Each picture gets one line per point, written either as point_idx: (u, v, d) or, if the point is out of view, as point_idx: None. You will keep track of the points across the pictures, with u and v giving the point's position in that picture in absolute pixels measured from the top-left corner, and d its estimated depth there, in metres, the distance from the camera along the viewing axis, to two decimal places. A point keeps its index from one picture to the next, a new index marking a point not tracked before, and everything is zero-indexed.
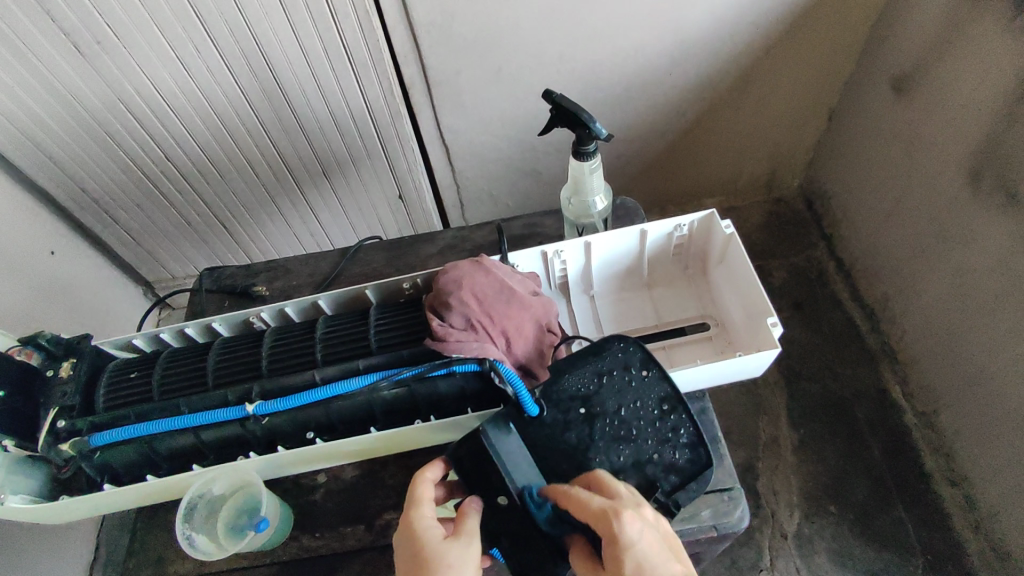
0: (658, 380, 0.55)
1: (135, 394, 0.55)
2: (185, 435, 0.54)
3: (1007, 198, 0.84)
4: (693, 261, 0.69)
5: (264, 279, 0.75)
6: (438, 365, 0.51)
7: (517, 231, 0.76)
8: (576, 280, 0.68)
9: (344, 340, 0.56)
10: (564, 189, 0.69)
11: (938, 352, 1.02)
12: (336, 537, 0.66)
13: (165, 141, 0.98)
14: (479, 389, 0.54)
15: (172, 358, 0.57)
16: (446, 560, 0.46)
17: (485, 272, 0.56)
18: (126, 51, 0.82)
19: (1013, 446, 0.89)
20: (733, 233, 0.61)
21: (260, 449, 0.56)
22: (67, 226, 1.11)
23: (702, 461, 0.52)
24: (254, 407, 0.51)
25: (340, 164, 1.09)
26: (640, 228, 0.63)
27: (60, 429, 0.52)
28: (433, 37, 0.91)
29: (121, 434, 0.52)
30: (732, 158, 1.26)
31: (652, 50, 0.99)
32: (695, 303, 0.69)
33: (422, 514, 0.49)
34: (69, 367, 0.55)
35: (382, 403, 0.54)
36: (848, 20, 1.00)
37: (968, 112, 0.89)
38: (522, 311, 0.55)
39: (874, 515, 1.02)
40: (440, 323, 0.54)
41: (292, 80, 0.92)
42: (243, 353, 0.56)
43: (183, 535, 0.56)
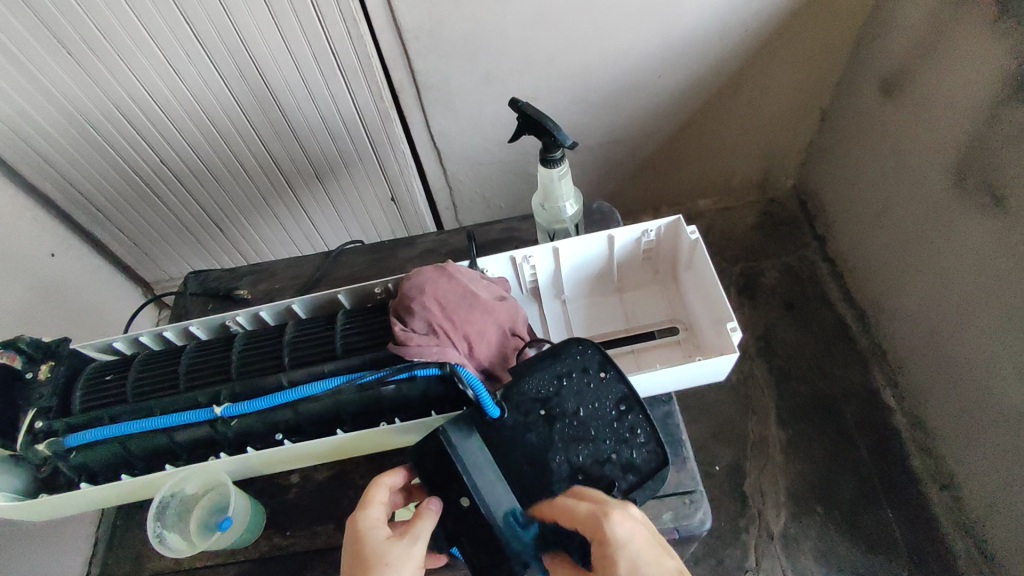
0: (616, 381, 0.56)
1: (111, 396, 0.57)
2: (156, 436, 0.55)
3: (992, 201, 0.84)
4: (663, 266, 0.69)
5: (247, 282, 0.77)
6: (400, 369, 0.52)
7: (495, 235, 0.77)
8: (547, 285, 0.69)
9: (313, 344, 0.57)
10: (535, 196, 0.69)
11: (927, 353, 1.02)
12: (308, 535, 0.64)
13: (159, 145, 0.99)
14: (442, 393, 0.56)
15: (146, 362, 0.59)
16: (387, 558, 0.47)
17: (448, 276, 0.57)
18: (118, 58, 0.84)
19: (999, 449, 0.88)
20: (698, 239, 0.61)
21: (231, 450, 0.57)
22: (67, 229, 1.13)
23: (658, 460, 0.53)
24: (221, 409, 0.53)
25: (331, 167, 1.10)
26: (607, 234, 0.64)
27: (38, 429, 0.54)
28: (420, 42, 0.92)
29: (94, 435, 0.53)
30: (724, 158, 1.26)
31: (639, 52, 0.99)
32: (665, 307, 0.70)
33: (369, 514, 0.50)
34: (48, 370, 0.57)
35: (348, 406, 0.55)
36: (837, 22, 1.00)
37: (954, 114, 0.88)
38: (484, 315, 0.57)
39: (861, 516, 1.02)
40: (403, 328, 0.55)
41: (282, 84, 0.93)
42: (215, 356, 0.58)
43: (155, 534, 0.57)
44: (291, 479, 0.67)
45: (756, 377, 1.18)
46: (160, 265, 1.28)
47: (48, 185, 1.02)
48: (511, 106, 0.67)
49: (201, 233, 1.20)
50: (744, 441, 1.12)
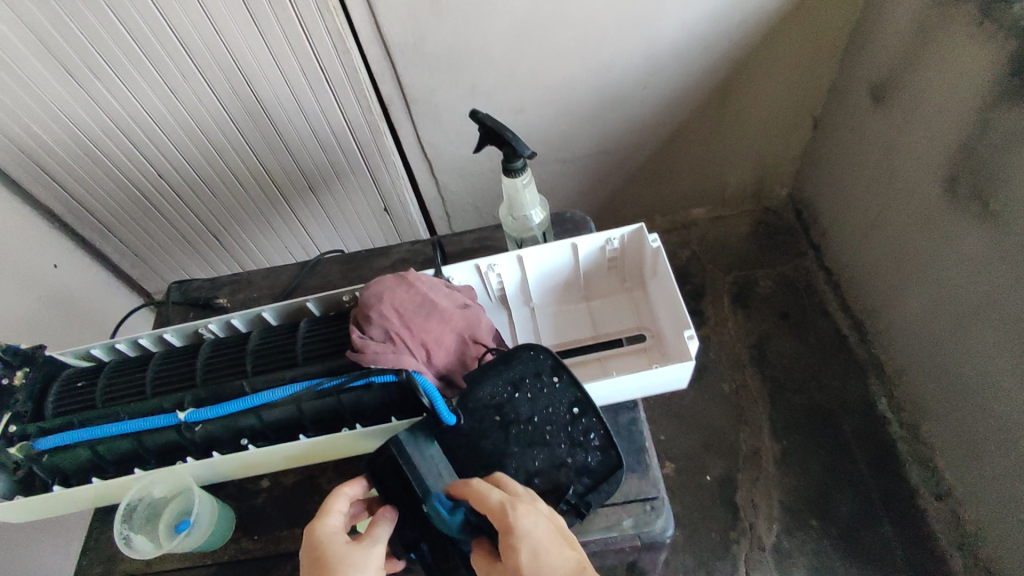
0: (568, 386, 0.56)
1: (82, 401, 0.58)
2: (124, 441, 0.56)
3: (982, 208, 0.83)
4: (630, 275, 0.70)
5: (226, 291, 0.78)
6: (357, 377, 0.54)
7: (468, 244, 0.78)
8: (514, 293, 0.70)
9: (275, 352, 0.58)
10: (503, 206, 0.70)
11: (921, 362, 1.00)
12: (272, 540, 0.65)
13: (157, 161, 1.03)
14: (400, 399, 0.56)
15: (116, 368, 0.60)
16: (348, 560, 0.48)
17: (406, 286, 0.58)
18: (116, 77, 0.88)
19: (995, 459, 0.87)
20: (659, 246, 0.62)
21: (198, 454, 0.58)
22: (70, 241, 1.17)
23: (612, 462, 0.53)
24: (185, 414, 0.54)
25: (325, 180, 1.13)
26: (570, 242, 0.65)
27: (12, 433, 0.56)
28: (408, 56, 0.95)
29: (64, 439, 0.55)
30: (718, 167, 1.26)
31: (626, 62, 1.00)
32: (633, 315, 0.70)
33: (327, 524, 0.50)
34: (23, 376, 0.59)
35: (309, 412, 0.56)
36: (827, 30, 1.00)
37: (942, 121, 0.88)
38: (442, 323, 0.58)
39: (856, 530, 1.01)
40: (361, 336, 0.56)
41: (273, 100, 0.96)
42: (182, 364, 0.59)
43: (120, 534, 0.57)
44: (260, 483, 0.68)
45: (749, 387, 1.17)
46: (160, 277, 1.31)
47: (53, 200, 1.06)
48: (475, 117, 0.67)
49: (201, 244, 1.23)
50: (737, 452, 1.10)
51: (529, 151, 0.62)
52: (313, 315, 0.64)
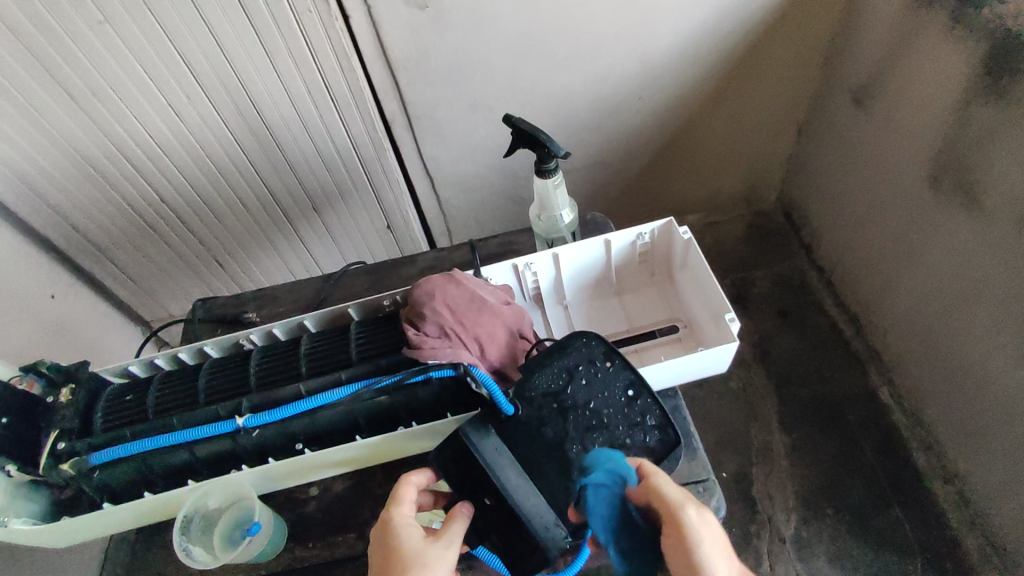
0: (622, 369, 0.58)
1: (130, 415, 0.57)
2: (178, 452, 0.56)
3: (966, 197, 0.88)
4: (658, 269, 0.72)
5: (253, 306, 0.79)
6: (415, 373, 0.54)
7: (493, 248, 0.80)
8: (548, 291, 0.72)
9: (327, 355, 0.58)
10: (532, 205, 0.72)
11: (919, 350, 1.04)
12: (327, 547, 0.64)
13: (160, 185, 1.02)
14: (456, 395, 0.57)
15: (164, 380, 0.60)
16: (423, 560, 0.49)
17: (456, 283, 0.59)
18: (120, 102, 0.88)
19: (998, 438, 0.90)
20: (691, 237, 0.65)
21: (251, 462, 0.58)
22: (69, 271, 1.15)
23: (670, 440, 0.56)
24: (243, 420, 0.54)
25: (329, 198, 1.13)
26: (604, 239, 0.67)
27: (60, 450, 0.55)
28: (410, 73, 0.97)
29: (117, 452, 0.54)
30: (710, 174, 1.30)
31: (620, 75, 1.04)
32: (663, 308, 0.72)
33: (403, 513, 0.51)
34: (69, 394, 0.58)
35: (365, 413, 0.57)
36: (806, 39, 1.06)
37: (923, 118, 0.93)
38: (493, 318, 0.59)
39: (871, 515, 1.03)
40: (416, 332, 0.57)
41: (277, 119, 0.96)
42: (232, 372, 0.59)
43: (181, 547, 0.56)
44: (308, 492, 0.66)
45: (757, 384, 1.20)
46: (160, 303, 1.29)
47: (51, 229, 1.05)
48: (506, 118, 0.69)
49: (202, 268, 1.22)
50: (750, 448, 1.12)
51: (562, 151, 0.65)
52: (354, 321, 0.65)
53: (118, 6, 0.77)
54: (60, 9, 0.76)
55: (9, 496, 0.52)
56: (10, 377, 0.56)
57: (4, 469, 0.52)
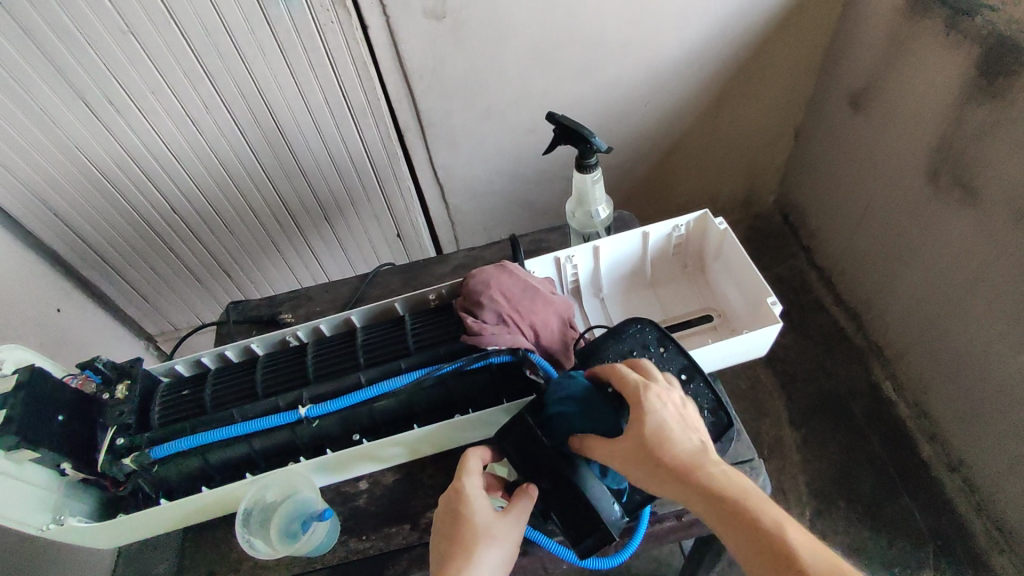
0: (675, 354, 0.60)
1: (187, 409, 0.59)
2: (238, 445, 0.58)
3: (964, 193, 0.91)
4: (690, 260, 0.78)
5: (288, 307, 0.82)
6: (475, 359, 0.57)
7: (525, 246, 0.85)
8: (586, 284, 0.77)
9: (383, 346, 0.61)
10: (569, 201, 0.77)
11: (920, 343, 1.08)
12: (382, 538, 0.63)
13: (173, 195, 1.02)
14: (510, 380, 0.60)
15: (219, 375, 0.62)
16: (492, 532, 0.50)
17: (509, 273, 0.63)
18: (138, 110, 0.88)
19: (998, 425, 0.94)
20: (726, 228, 0.70)
21: (308, 453, 0.60)
22: (76, 284, 1.13)
23: (723, 423, 0.58)
24: (306, 410, 0.56)
25: (340, 206, 1.14)
26: (642, 231, 0.73)
27: (120, 446, 0.56)
28: (426, 81, 0.98)
29: (177, 446, 0.55)
30: (711, 180, 1.34)
31: (627, 82, 1.07)
32: (696, 299, 0.77)
33: (472, 484, 0.53)
34: (125, 389, 0.59)
35: (423, 401, 0.59)
36: (802, 49, 1.11)
37: (919, 120, 0.97)
38: (545, 307, 0.62)
39: (882, 504, 1.06)
40: (474, 320, 0.60)
41: (293, 127, 0.97)
42: (288, 367, 0.61)
43: (243, 537, 0.56)
44: (359, 486, 0.66)
45: (764, 381, 1.23)
46: (167, 317, 1.28)
47: (59, 241, 1.03)
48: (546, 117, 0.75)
49: (210, 279, 1.22)
50: (761, 444, 1.15)
51: (603, 147, 0.70)
52: (401, 315, 0.68)
53: (141, 14, 0.77)
54: (83, 16, 0.76)
55: (62, 493, 0.54)
56: (65, 376, 0.58)
57: (61, 466, 0.53)
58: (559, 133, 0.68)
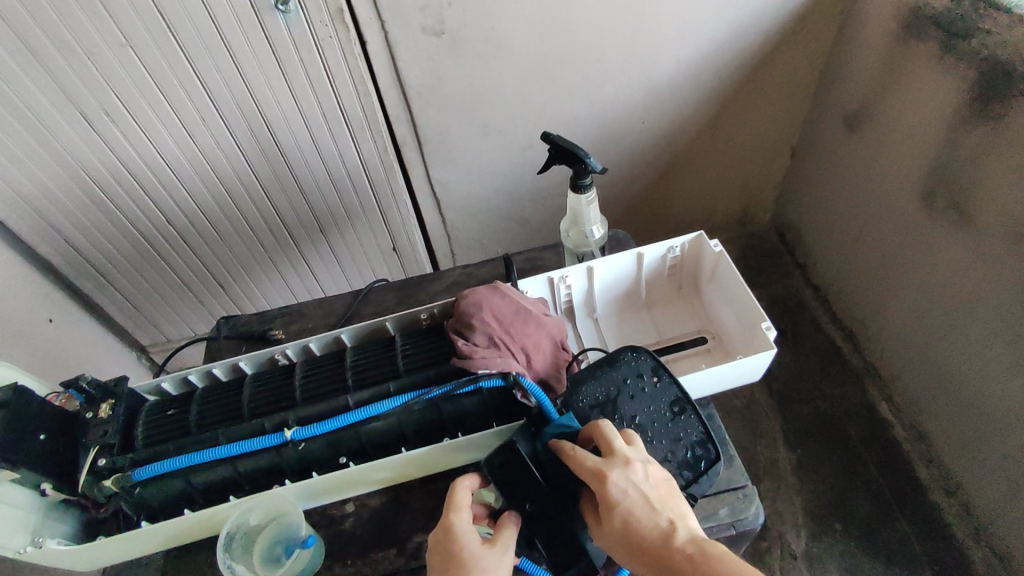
0: (668, 385, 0.60)
1: (171, 430, 0.59)
2: (222, 466, 0.57)
3: (960, 217, 0.91)
4: (686, 282, 0.78)
5: (280, 323, 0.82)
6: (465, 382, 0.56)
7: (520, 264, 0.85)
8: (580, 304, 0.77)
9: (373, 367, 0.61)
10: (564, 221, 0.78)
11: (916, 365, 1.07)
12: (368, 563, 0.62)
13: (168, 208, 1.02)
14: (502, 404, 0.59)
15: (207, 394, 0.61)
16: (482, 564, 0.49)
17: (502, 294, 0.63)
18: (135, 123, 0.88)
19: (994, 449, 0.93)
20: (720, 250, 0.70)
21: (294, 476, 0.59)
22: (68, 295, 1.13)
23: (711, 457, 0.56)
24: (293, 432, 0.55)
25: (335, 221, 1.13)
26: (636, 252, 0.73)
27: (101, 467, 0.55)
28: (424, 98, 0.98)
29: (160, 468, 0.55)
30: (707, 198, 1.34)
31: (624, 101, 1.07)
32: (692, 321, 0.77)
33: (461, 518, 0.52)
34: (109, 409, 0.58)
35: (412, 423, 0.59)
36: (798, 68, 1.11)
37: (915, 142, 0.97)
38: (538, 329, 0.62)
39: (878, 529, 1.05)
40: (465, 342, 0.59)
41: (290, 142, 0.97)
42: (275, 387, 0.61)
43: (225, 563, 0.55)
44: (345, 508, 0.65)
45: (759, 400, 1.22)
46: (160, 328, 1.27)
47: (52, 251, 1.03)
48: (541, 137, 0.75)
49: (204, 292, 1.21)
50: (757, 464, 1.14)
51: (598, 168, 0.70)
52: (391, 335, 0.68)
53: (140, 27, 0.77)
54: (81, 28, 0.76)
55: (41, 513, 0.53)
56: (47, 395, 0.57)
57: (41, 486, 0.52)
58: (554, 153, 0.68)
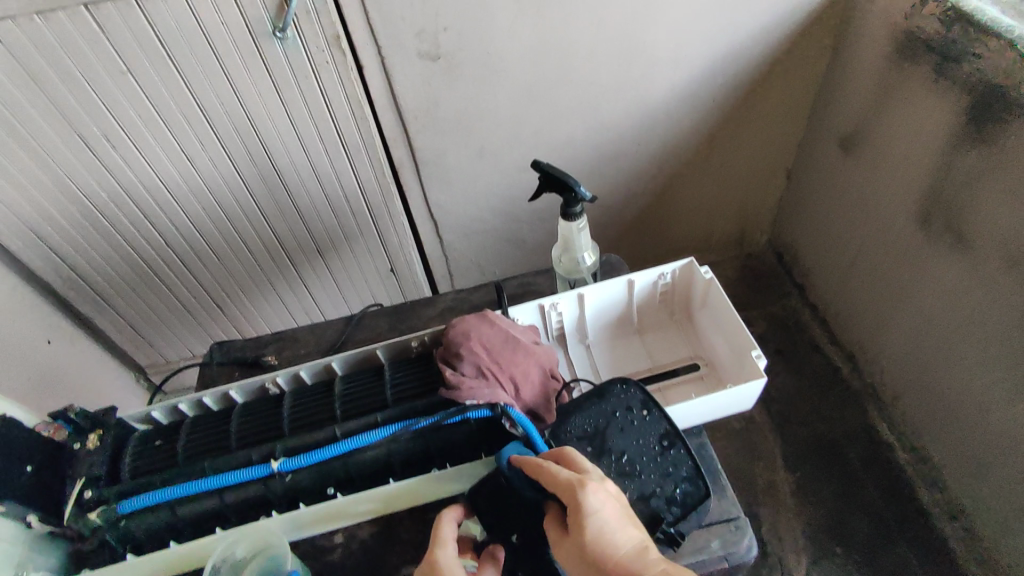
0: (658, 419, 0.60)
1: (160, 462, 0.60)
2: (208, 498, 0.57)
3: (956, 238, 0.91)
4: (678, 307, 0.79)
5: (273, 349, 0.83)
6: (453, 413, 0.57)
7: (513, 290, 0.86)
8: (572, 330, 0.78)
9: (361, 398, 0.62)
10: (556, 247, 0.78)
11: (916, 387, 1.06)
12: None
13: (167, 230, 1.02)
14: (489, 435, 0.60)
15: (195, 424, 0.63)
16: None
17: (490, 323, 0.64)
18: (135, 148, 0.89)
19: (996, 473, 0.92)
20: (711, 278, 0.72)
21: (282, 508, 0.60)
22: (67, 317, 1.13)
23: (700, 491, 0.56)
24: (279, 463, 0.56)
25: (334, 243, 1.14)
26: (627, 278, 0.75)
27: (88, 499, 0.56)
28: (420, 122, 0.99)
29: (145, 501, 0.55)
30: (703, 219, 1.34)
31: (620, 123, 1.08)
32: (684, 347, 0.78)
33: (447, 553, 0.51)
34: (97, 440, 0.59)
35: (399, 454, 0.59)
36: (792, 91, 1.12)
37: (909, 165, 0.97)
38: (527, 358, 0.63)
39: (881, 554, 1.03)
40: (454, 373, 0.61)
41: (288, 165, 0.98)
42: (265, 417, 0.62)
43: None
44: (334, 539, 0.64)
45: (757, 422, 1.21)
46: (157, 349, 1.27)
47: (52, 274, 1.03)
48: (532, 166, 0.76)
49: (203, 315, 1.22)
50: (756, 487, 1.13)
51: (588, 197, 0.71)
52: (382, 363, 0.69)
53: (140, 55, 0.78)
54: (84, 57, 0.77)
55: (27, 548, 0.53)
56: (34, 425, 0.57)
57: (26, 519, 0.53)
58: (545, 182, 0.69)
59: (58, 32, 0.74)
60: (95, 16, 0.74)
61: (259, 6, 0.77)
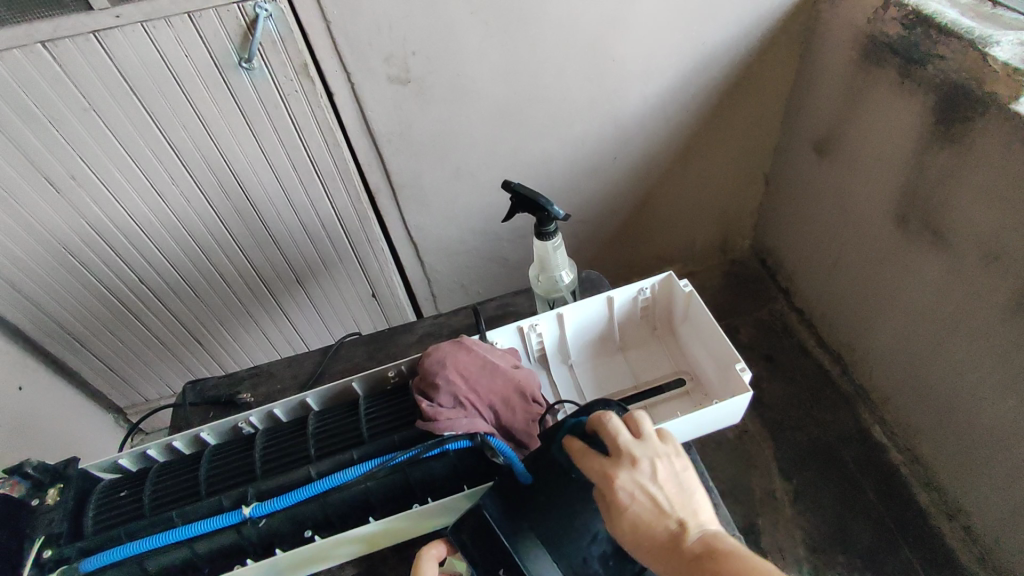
0: None
1: (125, 513, 0.58)
2: (178, 549, 0.56)
3: (934, 236, 0.91)
4: (659, 321, 0.79)
5: (249, 385, 0.81)
6: (431, 446, 0.56)
7: (492, 312, 0.86)
8: (553, 351, 0.78)
9: (337, 434, 0.61)
10: (533, 266, 0.78)
11: (907, 387, 1.06)
12: None
13: (140, 267, 1.00)
14: (470, 466, 0.59)
15: (162, 471, 0.61)
16: None
17: (466, 350, 0.63)
18: (102, 185, 0.87)
19: (992, 469, 0.91)
20: (691, 290, 0.72)
21: (257, 555, 0.58)
22: (40, 361, 1.10)
23: None
24: (251, 509, 0.55)
25: (313, 271, 1.12)
26: (606, 295, 0.74)
27: (47, 559, 0.54)
28: (394, 145, 0.98)
29: (109, 558, 0.54)
30: (684, 228, 1.34)
31: (596, 137, 1.07)
32: (668, 362, 0.78)
33: None
34: (56, 495, 0.58)
35: (378, 491, 0.58)
36: (765, 99, 1.13)
37: (883, 164, 0.98)
38: (506, 383, 0.62)
39: (882, 559, 1.01)
40: (430, 404, 0.59)
41: (262, 196, 0.96)
42: (236, 459, 0.60)
43: None
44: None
45: (749, 431, 1.20)
46: (137, 389, 1.24)
47: (24, 319, 1.01)
48: (504, 187, 0.76)
49: (183, 352, 1.19)
50: (753, 499, 1.11)
51: (562, 216, 0.70)
52: (359, 395, 0.68)
53: (103, 92, 0.77)
54: (46, 98, 0.76)
55: None
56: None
57: None
58: (518, 203, 0.69)
59: (16, 72, 0.73)
60: (53, 54, 0.72)
61: (223, 38, 0.76)
